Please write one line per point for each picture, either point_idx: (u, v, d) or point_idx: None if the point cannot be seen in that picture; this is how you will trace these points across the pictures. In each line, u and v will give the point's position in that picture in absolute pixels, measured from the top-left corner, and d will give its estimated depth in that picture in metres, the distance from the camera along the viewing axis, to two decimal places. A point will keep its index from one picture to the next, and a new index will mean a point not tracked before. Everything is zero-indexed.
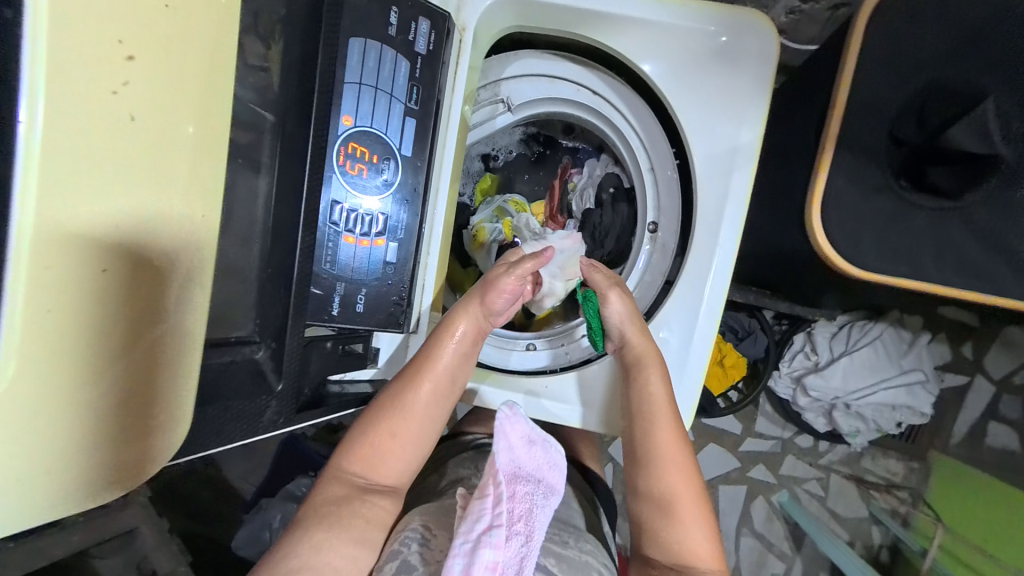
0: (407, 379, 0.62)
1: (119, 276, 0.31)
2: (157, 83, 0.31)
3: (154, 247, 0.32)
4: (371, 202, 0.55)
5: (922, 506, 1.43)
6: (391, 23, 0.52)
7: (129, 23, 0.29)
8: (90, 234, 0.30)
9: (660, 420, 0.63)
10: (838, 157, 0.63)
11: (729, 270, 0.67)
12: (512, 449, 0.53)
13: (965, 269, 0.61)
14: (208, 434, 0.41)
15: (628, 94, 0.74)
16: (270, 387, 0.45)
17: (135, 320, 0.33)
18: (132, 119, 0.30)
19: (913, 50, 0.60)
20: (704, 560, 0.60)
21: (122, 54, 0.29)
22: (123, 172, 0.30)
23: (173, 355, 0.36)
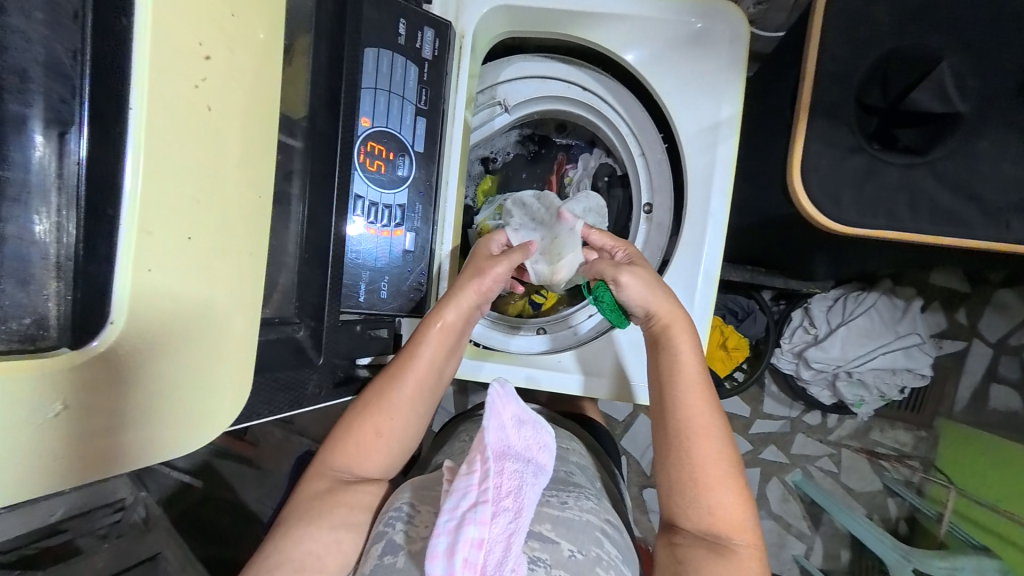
0: (392, 372, 0.62)
1: (201, 246, 0.33)
2: (230, 78, 0.33)
3: (226, 221, 0.34)
4: (390, 195, 0.60)
5: (934, 472, 1.45)
6: (400, 32, 0.58)
7: (208, 28, 0.31)
8: (180, 205, 0.31)
9: (692, 388, 0.62)
10: (814, 124, 0.68)
11: (722, 235, 0.72)
12: (502, 426, 0.51)
13: (940, 218, 0.66)
14: (260, 403, 0.45)
15: (615, 87, 0.80)
16: (312, 361, 0.49)
17: (218, 291, 0.35)
18: (210, 109, 0.32)
19: (872, 24, 0.66)
20: (739, 530, 0.59)
21: (202, 54, 0.31)
22: (203, 150, 0.32)
23: (246, 329, 0.37)
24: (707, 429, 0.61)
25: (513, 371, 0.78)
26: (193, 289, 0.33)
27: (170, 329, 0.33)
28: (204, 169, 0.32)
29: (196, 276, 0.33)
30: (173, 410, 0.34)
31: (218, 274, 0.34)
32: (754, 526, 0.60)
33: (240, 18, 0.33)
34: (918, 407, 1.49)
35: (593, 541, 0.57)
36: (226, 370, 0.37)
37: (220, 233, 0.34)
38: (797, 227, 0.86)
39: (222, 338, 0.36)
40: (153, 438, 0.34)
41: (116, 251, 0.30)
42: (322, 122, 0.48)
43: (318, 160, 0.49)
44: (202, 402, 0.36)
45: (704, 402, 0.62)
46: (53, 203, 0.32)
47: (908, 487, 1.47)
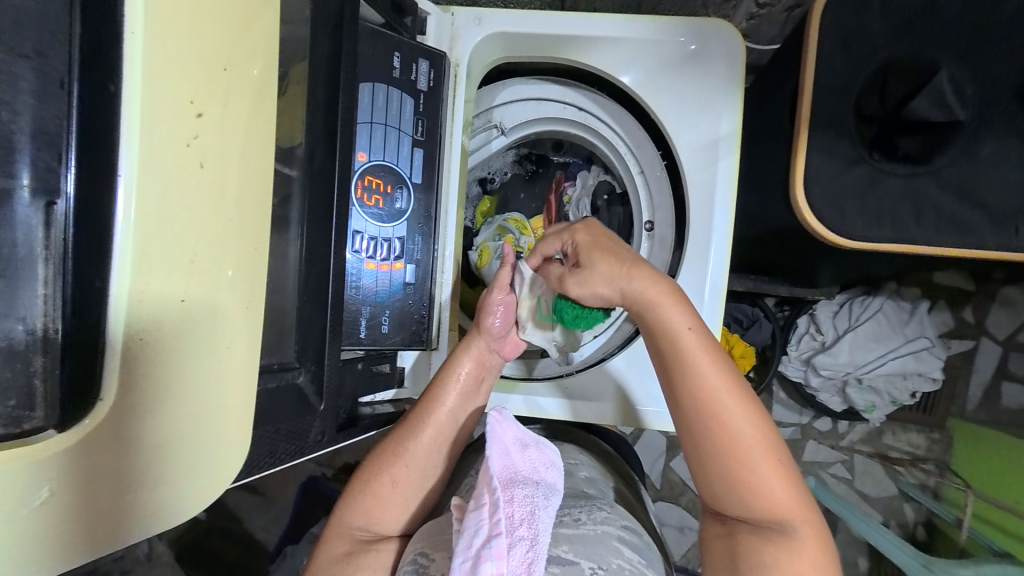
0: (411, 424, 0.64)
1: (197, 308, 0.32)
2: (224, 133, 0.32)
3: (220, 278, 0.33)
4: (389, 228, 0.59)
5: (949, 475, 1.43)
6: (395, 66, 0.58)
7: (200, 84, 0.30)
8: (175, 269, 0.30)
9: (707, 376, 0.57)
10: (814, 137, 0.67)
11: (727, 252, 0.71)
12: (507, 454, 0.53)
13: (948, 227, 0.65)
14: (263, 456, 0.43)
15: (611, 106, 0.80)
16: (313, 407, 0.48)
17: (216, 352, 0.34)
18: (203, 166, 0.31)
19: (866, 38, 0.66)
20: (787, 508, 0.55)
21: (193, 112, 0.30)
22: (195, 209, 0.31)
23: (245, 387, 0.36)
24: (731, 411, 0.57)
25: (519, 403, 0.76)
26: (191, 352, 0.33)
27: (165, 396, 0.32)
28: (200, 230, 0.31)
29: (196, 337, 0.33)
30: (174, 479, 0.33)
31: (219, 335, 0.34)
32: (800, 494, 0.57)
33: (233, 72, 0.32)
34: (930, 407, 1.47)
35: (612, 552, 0.55)
36: (229, 429, 0.35)
37: (218, 293, 0.33)
38: (800, 236, 0.85)
39: (225, 396, 0.35)
40: (151, 511, 0.33)
41: (108, 322, 0.29)
42: (321, 160, 0.46)
43: (317, 198, 0.46)
44: (203, 466, 0.34)
45: (720, 385, 0.57)
46: (40, 277, 0.30)
47: (924, 491, 1.44)
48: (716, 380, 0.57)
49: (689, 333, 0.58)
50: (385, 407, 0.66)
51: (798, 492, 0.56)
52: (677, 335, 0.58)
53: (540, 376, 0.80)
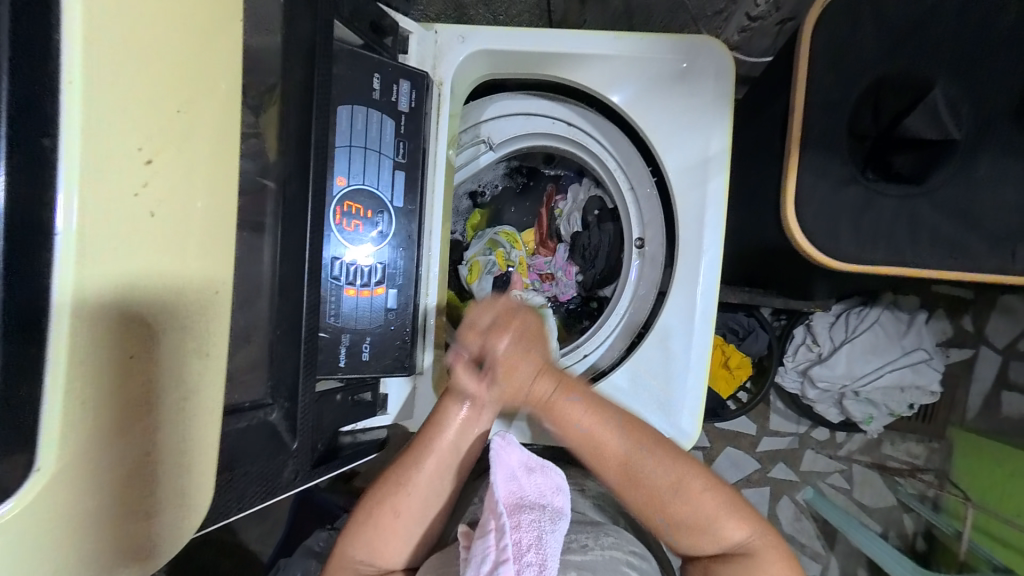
0: (412, 455, 0.63)
1: (148, 362, 0.32)
2: (177, 179, 0.31)
3: (171, 327, 0.33)
4: (370, 254, 0.58)
5: (949, 486, 1.41)
6: (375, 88, 0.57)
7: (149, 130, 0.30)
8: (121, 324, 0.30)
9: (607, 436, 0.63)
10: (805, 156, 0.65)
11: (717, 274, 0.69)
12: (512, 479, 0.55)
13: (943, 248, 0.64)
14: (229, 501, 0.42)
15: (601, 122, 0.78)
16: (285, 445, 0.46)
17: (172, 403, 0.33)
18: (154, 216, 0.30)
19: (858, 55, 0.64)
20: (731, 531, 0.62)
21: (142, 159, 0.30)
22: (144, 260, 0.30)
23: (205, 435, 0.35)
24: (654, 475, 0.62)
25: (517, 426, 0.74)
26: (145, 406, 0.32)
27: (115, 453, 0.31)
28: (150, 280, 0.31)
29: (149, 391, 0.32)
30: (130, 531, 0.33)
31: (177, 384, 0.33)
32: (739, 509, 0.63)
33: (187, 114, 0.32)
34: (928, 417, 1.46)
35: None
36: (188, 479, 0.35)
37: (170, 343, 0.33)
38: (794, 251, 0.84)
39: (181, 446, 0.34)
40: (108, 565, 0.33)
41: (44, 387, 0.28)
42: (293, 193, 0.45)
43: (291, 233, 0.45)
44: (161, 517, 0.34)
45: (635, 455, 0.62)
46: None
47: (922, 501, 1.42)
48: (629, 457, 0.62)
49: (587, 417, 0.63)
50: (372, 433, 0.64)
51: (738, 513, 0.62)
52: (585, 426, 0.63)
53: None
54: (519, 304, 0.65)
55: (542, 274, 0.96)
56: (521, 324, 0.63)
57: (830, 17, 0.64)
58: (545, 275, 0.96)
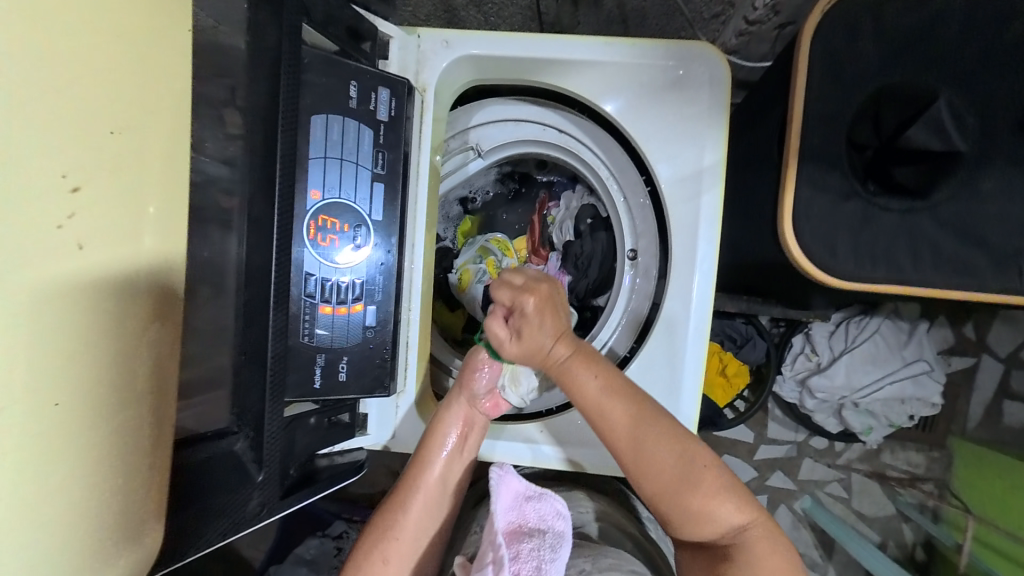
0: (397, 498, 0.65)
1: (76, 408, 0.32)
2: (104, 206, 0.33)
3: (105, 340, 0.34)
4: (347, 270, 0.55)
5: (950, 497, 1.38)
6: (352, 96, 0.54)
7: (72, 157, 0.31)
8: (49, 372, 0.31)
9: (611, 401, 0.60)
10: (803, 169, 0.62)
11: (711, 291, 0.67)
12: (513, 508, 0.55)
13: (945, 266, 0.61)
14: (186, 540, 0.41)
15: (593, 129, 0.76)
16: (250, 478, 0.45)
17: (109, 440, 0.34)
18: (82, 247, 0.32)
19: (858, 63, 0.62)
20: (727, 517, 0.57)
21: (68, 186, 0.31)
22: (73, 281, 0.32)
23: (149, 444, 0.37)
24: (646, 445, 0.59)
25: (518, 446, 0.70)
26: (78, 449, 0.33)
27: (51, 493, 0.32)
28: (78, 322, 0.32)
29: (80, 437, 0.33)
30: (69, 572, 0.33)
31: (115, 424, 0.35)
32: (737, 492, 0.58)
33: (119, 136, 0.33)
34: (930, 426, 1.43)
35: None
36: (135, 507, 0.36)
37: (104, 362, 0.34)
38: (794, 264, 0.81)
39: (124, 475, 0.35)
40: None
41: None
42: (259, 209, 0.45)
43: (256, 251, 0.45)
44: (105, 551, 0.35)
45: (634, 424, 0.59)
46: None
47: (922, 512, 1.39)
48: (625, 425, 0.59)
49: (594, 382, 0.61)
50: (353, 454, 0.62)
51: (735, 496, 0.58)
52: (587, 394, 0.61)
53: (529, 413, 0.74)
54: (551, 277, 0.65)
55: None
56: (551, 290, 0.63)
57: (830, 22, 0.61)
58: None
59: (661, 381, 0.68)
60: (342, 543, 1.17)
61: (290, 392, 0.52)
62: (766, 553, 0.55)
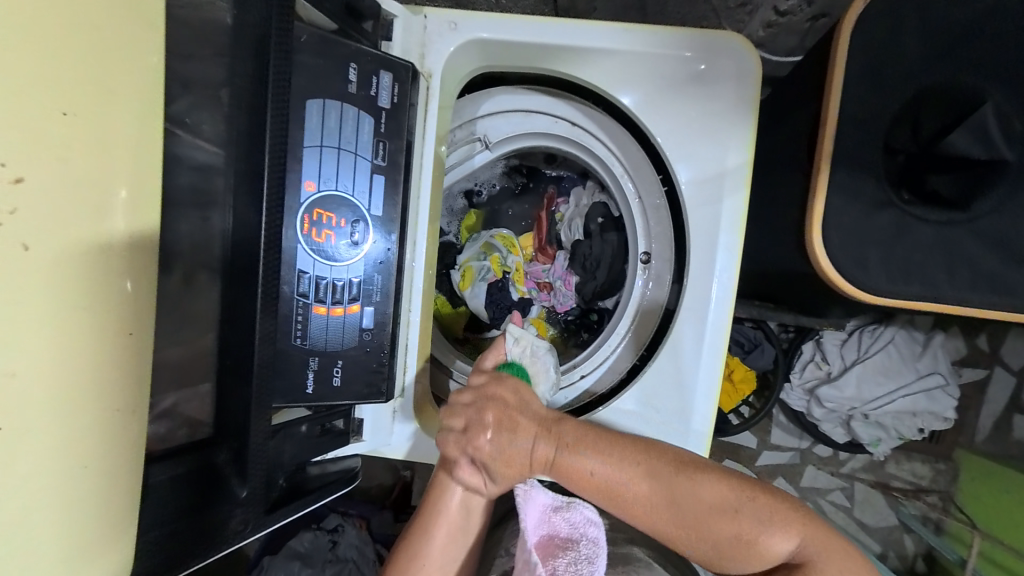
0: (418, 531, 0.63)
1: (21, 430, 0.30)
2: (51, 198, 0.30)
3: (55, 348, 0.31)
4: (343, 268, 0.52)
5: (954, 510, 1.32)
6: (351, 80, 0.50)
7: (10, 145, 0.29)
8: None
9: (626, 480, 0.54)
10: (834, 177, 0.58)
11: (729, 303, 0.63)
12: (542, 523, 0.56)
13: (984, 285, 0.57)
14: (159, 563, 0.38)
15: (608, 122, 0.71)
16: (233, 493, 0.43)
17: (60, 463, 0.32)
18: (28, 247, 0.30)
19: (899, 61, 0.57)
20: (782, 542, 0.54)
21: (8, 177, 0.29)
22: (13, 285, 0.29)
23: (128, 446, 0.35)
24: (682, 496, 0.54)
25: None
26: (25, 479, 0.30)
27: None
28: (25, 336, 0.30)
29: (19, 455, 0.30)
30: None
31: (71, 447, 0.32)
32: (785, 516, 0.55)
33: (74, 116, 0.31)
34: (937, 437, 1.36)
35: None
36: (100, 533, 0.34)
37: (62, 364, 0.31)
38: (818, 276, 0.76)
39: (83, 495, 0.33)
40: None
41: None
42: (244, 206, 0.41)
43: (241, 250, 0.42)
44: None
45: (655, 497, 0.54)
46: None
47: (925, 523, 1.33)
48: (650, 503, 0.54)
49: (599, 462, 0.55)
50: (346, 462, 0.58)
51: (786, 520, 0.55)
52: (586, 486, 0.55)
53: None
54: (490, 376, 0.58)
55: (539, 282, 0.89)
56: (501, 392, 0.56)
57: (870, 15, 0.57)
58: (542, 284, 0.89)
59: (673, 390, 0.65)
60: (338, 537, 1.09)
61: (278, 398, 0.49)
62: (836, 569, 0.53)
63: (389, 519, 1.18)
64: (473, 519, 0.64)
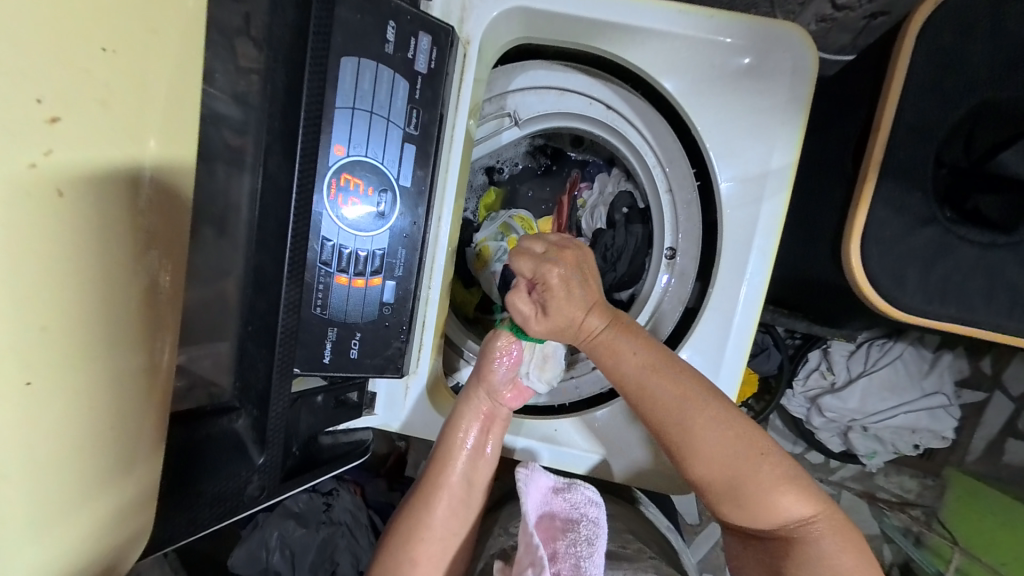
0: (422, 500, 0.62)
1: (53, 382, 0.30)
2: (86, 147, 0.30)
3: (83, 295, 0.31)
4: (367, 239, 0.50)
5: (937, 525, 1.27)
6: (388, 39, 0.48)
7: (57, 85, 0.29)
8: (11, 343, 0.28)
9: (664, 382, 0.56)
10: (881, 187, 0.56)
11: (757, 307, 0.62)
12: (542, 503, 0.55)
13: (1021, 312, 0.56)
14: (179, 525, 0.40)
15: (646, 109, 0.68)
16: (251, 460, 0.44)
17: (79, 416, 0.32)
18: (63, 194, 0.29)
19: (964, 70, 0.54)
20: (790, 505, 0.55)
21: (45, 115, 0.28)
22: (48, 232, 0.29)
23: (139, 390, 0.35)
24: (702, 417, 0.55)
25: (537, 443, 0.67)
26: (47, 426, 0.30)
27: (14, 471, 0.29)
28: (50, 289, 0.29)
29: (47, 402, 0.30)
30: (42, 561, 0.31)
31: (92, 403, 0.32)
32: (799, 482, 0.55)
33: (113, 53, 0.31)
34: (928, 452, 1.30)
35: None
36: (107, 485, 0.34)
37: (90, 311, 0.32)
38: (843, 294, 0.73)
39: (98, 451, 0.33)
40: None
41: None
42: (275, 165, 0.42)
43: (271, 215, 0.42)
44: (84, 540, 0.33)
45: (687, 399, 0.55)
46: None
47: (906, 535, 1.29)
48: (676, 396, 0.55)
49: (633, 356, 0.56)
50: (359, 434, 0.60)
51: (801, 486, 0.55)
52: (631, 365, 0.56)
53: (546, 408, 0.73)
54: (576, 241, 0.60)
55: None
56: (578, 262, 0.57)
57: (940, 19, 0.54)
58: None
59: None
60: (332, 500, 1.10)
61: (296, 367, 0.48)
62: (831, 544, 0.54)
63: (383, 488, 1.17)
64: (478, 490, 0.63)
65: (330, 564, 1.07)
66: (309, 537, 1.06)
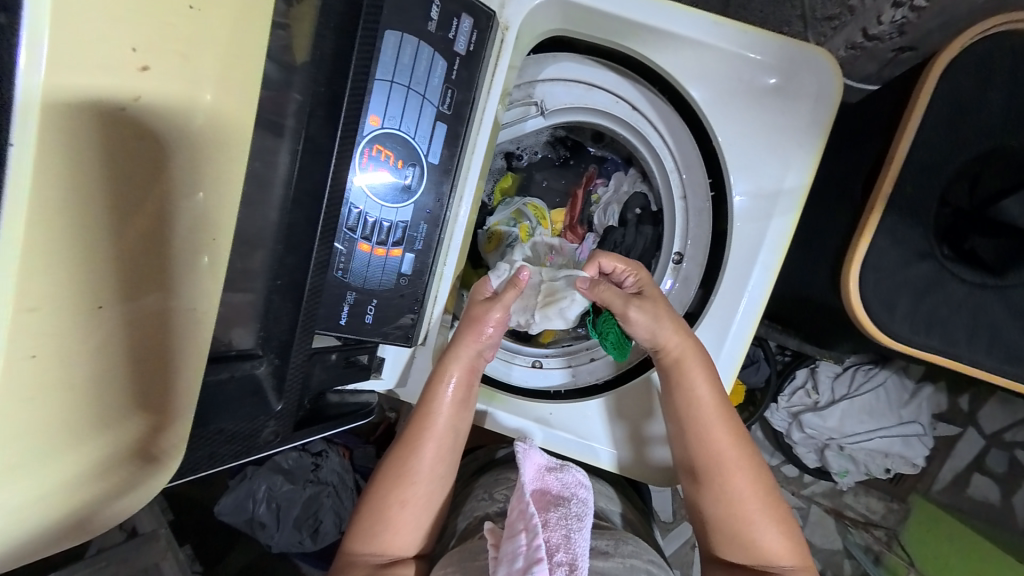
0: (407, 448, 0.64)
1: (116, 308, 0.34)
2: (164, 96, 0.33)
3: (139, 232, 0.34)
4: (391, 211, 0.52)
5: (896, 547, 1.30)
6: (432, 17, 0.49)
7: (141, 32, 0.31)
8: (85, 265, 0.31)
9: (712, 421, 0.63)
10: (884, 218, 0.59)
11: (753, 320, 0.65)
12: (536, 478, 0.58)
13: (1003, 353, 0.59)
14: (201, 458, 0.43)
15: (669, 113, 0.70)
16: (269, 406, 0.47)
17: (127, 342, 0.35)
18: (140, 138, 0.32)
19: (977, 114, 0.56)
20: (785, 556, 0.62)
21: (136, 63, 0.31)
22: (119, 169, 0.32)
23: (177, 328, 0.37)
24: (732, 450, 0.63)
25: (528, 422, 0.70)
26: (99, 346, 0.33)
27: (69, 384, 0.32)
28: (116, 222, 0.32)
29: (102, 325, 0.33)
30: (74, 473, 0.34)
31: (142, 328, 0.35)
32: (795, 537, 0.63)
33: (197, 12, 0.33)
34: (896, 477, 1.32)
35: None
36: (135, 409, 0.37)
37: (147, 250, 0.35)
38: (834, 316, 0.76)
39: (133, 380, 0.36)
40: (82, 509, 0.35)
41: (72, 272, 0.30)
42: (314, 131, 0.43)
43: (306, 178, 0.44)
44: (105, 464, 0.36)
45: (733, 438, 0.63)
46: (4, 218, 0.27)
47: (866, 553, 1.32)
48: (728, 434, 0.63)
49: (705, 389, 0.63)
50: (361, 396, 0.62)
51: (794, 539, 0.63)
52: (699, 399, 0.63)
53: (536, 388, 0.77)
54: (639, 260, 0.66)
55: None
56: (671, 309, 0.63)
57: (961, 63, 0.56)
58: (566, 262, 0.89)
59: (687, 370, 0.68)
60: (321, 461, 1.12)
61: (316, 325, 0.50)
62: None
63: (371, 454, 1.19)
64: (461, 438, 0.66)
65: (313, 521, 1.11)
66: (295, 493, 1.10)
